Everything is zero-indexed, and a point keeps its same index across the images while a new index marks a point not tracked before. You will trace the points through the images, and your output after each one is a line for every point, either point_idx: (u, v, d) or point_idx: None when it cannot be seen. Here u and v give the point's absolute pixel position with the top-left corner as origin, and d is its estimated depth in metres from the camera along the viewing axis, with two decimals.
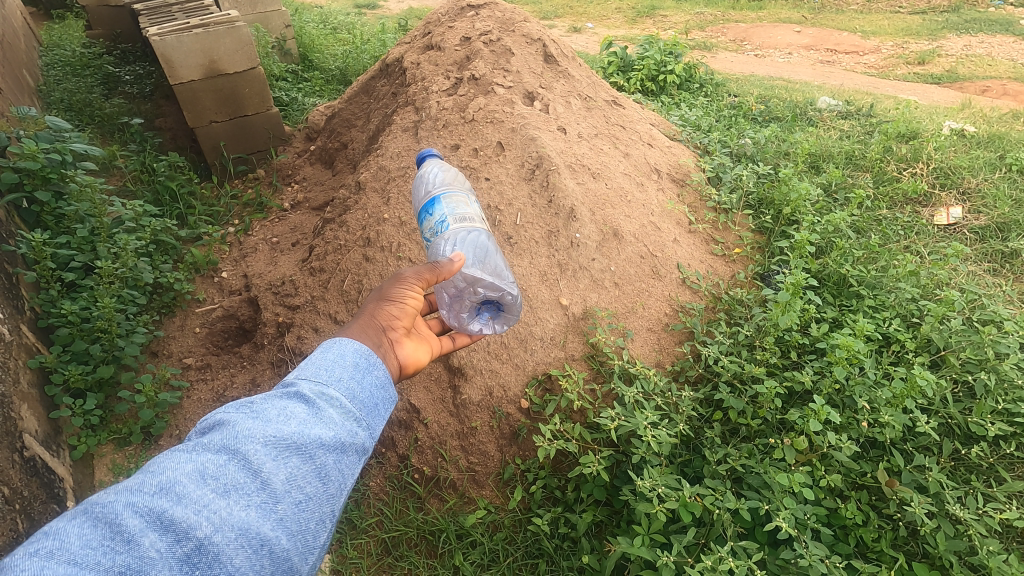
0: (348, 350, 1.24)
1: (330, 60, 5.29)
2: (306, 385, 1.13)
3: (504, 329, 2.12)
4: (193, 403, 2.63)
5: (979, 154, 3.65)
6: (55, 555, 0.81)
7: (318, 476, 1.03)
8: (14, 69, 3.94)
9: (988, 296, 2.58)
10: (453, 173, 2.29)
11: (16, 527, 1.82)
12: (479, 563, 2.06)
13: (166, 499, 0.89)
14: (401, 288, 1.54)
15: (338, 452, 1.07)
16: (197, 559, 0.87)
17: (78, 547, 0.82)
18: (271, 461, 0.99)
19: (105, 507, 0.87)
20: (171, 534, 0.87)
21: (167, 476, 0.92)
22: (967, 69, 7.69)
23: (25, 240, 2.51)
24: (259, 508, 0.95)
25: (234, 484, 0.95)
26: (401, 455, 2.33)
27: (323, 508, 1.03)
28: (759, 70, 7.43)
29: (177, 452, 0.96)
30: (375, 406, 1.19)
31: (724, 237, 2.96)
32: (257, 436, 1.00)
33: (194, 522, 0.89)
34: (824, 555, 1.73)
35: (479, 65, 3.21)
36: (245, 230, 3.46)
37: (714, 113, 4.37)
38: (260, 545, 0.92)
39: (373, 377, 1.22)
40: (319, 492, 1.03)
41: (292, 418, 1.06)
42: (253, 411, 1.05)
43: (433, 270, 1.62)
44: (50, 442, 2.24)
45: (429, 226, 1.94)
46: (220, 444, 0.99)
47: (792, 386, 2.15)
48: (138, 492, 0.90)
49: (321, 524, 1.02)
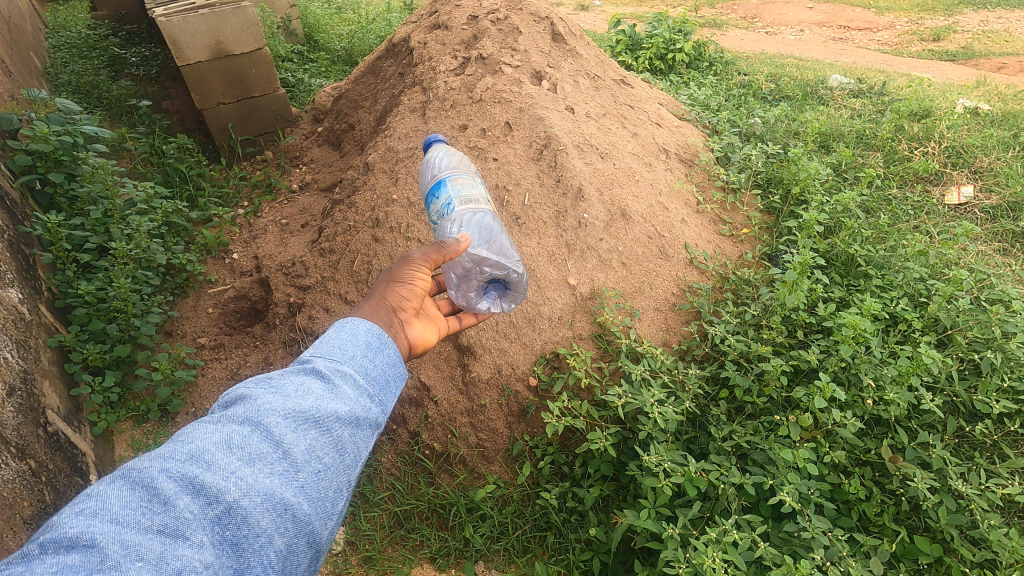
0: (361, 329, 1.27)
1: (336, 40, 5.26)
2: (322, 362, 1.16)
3: (510, 307, 2.19)
4: (208, 381, 2.70)
5: (993, 132, 3.60)
6: (98, 515, 0.84)
7: (335, 448, 1.07)
8: (22, 50, 3.94)
9: (997, 275, 2.57)
10: (459, 156, 2.29)
11: (44, 498, 1.88)
12: (489, 535, 2.14)
13: (197, 466, 0.93)
14: (410, 270, 1.57)
15: (353, 425, 1.11)
16: (227, 521, 0.91)
17: (118, 507, 0.86)
18: (292, 433, 1.03)
19: (141, 471, 0.91)
20: (203, 497, 0.91)
21: (196, 445, 0.96)
22: (983, 45, 7.53)
23: (40, 222, 2.55)
24: (282, 476, 0.99)
25: (258, 453, 0.98)
26: (411, 432, 2.38)
27: (340, 478, 1.07)
28: (770, 48, 7.30)
29: (204, 423, 1.00)
30: (387, 384, 1.23)
31: (732, 217, 2.96)
32: (278, 409, 1.04)
33: (223, 487, 0.93)
34: (827, 528, 1.77)
35: (487, 44, 3.19)
36: (255, 212, 3.49)
37: (724, 93, 4.33)
38: (284, 510, 0.96)
39: (385, 356, 1.25)
40: (336, 463, 1.06)
41: (310, 393, 1.09)
42: (272, 386, 1.09)
43: (440, 251, 1.64)
44: (72, 418, 2.31)
45: (436, 209, 1.95)
46: (243, 416, 1.02)
47: (798, 363, 2.17)
48: (170, 459, 0.93)
49: (338, 492, 1.06)
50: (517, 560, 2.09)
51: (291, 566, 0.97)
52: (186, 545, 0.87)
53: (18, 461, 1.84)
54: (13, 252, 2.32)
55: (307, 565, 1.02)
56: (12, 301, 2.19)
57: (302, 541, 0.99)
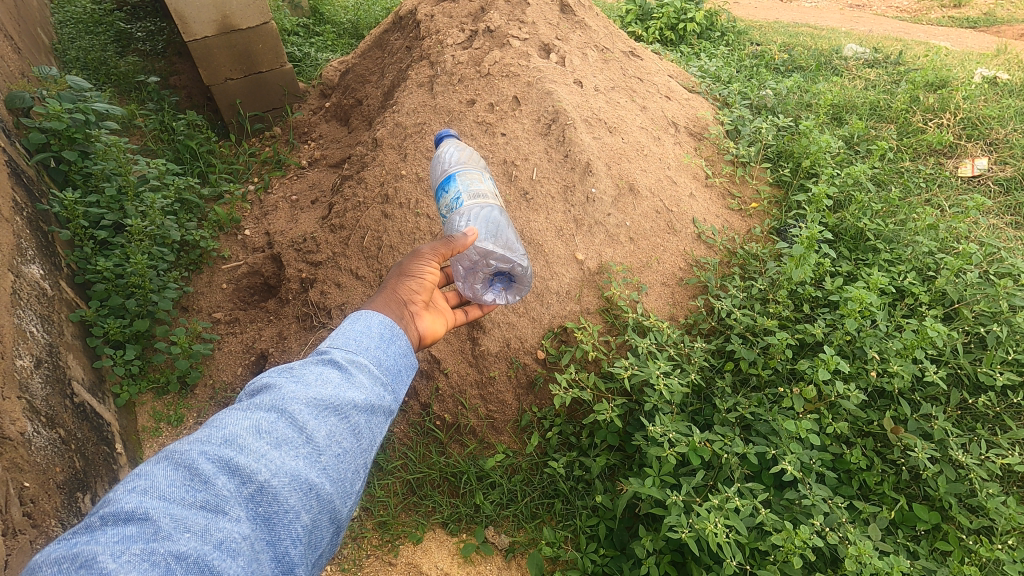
0: (374, 322, 1.32)
1: (342, 12, 5.20)
2: (339, 353, 1.21)
3: (517, 299, 2.20)
4: (225, 354, 2.79)
5: (1011, 103, 3.53)
6: (148, 492, 0.91)
7: (353, 432, 1.12)
8: (31, 25, 3.91)
9: (1008, 250, 2.56)
10: (470, 153, 2.30)
11: (74, 465, 1.97)
12: (499, 502, 2.22)
13: (231, 449, 0.99)
14: (419, 264, 1.61)
15: (369, 412, 1.16)
16: (259, 499, 0.96)
17: (165, 485, 0.92)
18: (314, 419, 1.08)
19: (182, 453, 0.96)
20: (238, 477, 0.96)
21: (230, 430, 1.01)
22: (1007, 10, 7.28)
23: (57, 200, 2.59)
24: (306, 458, 1.04)
25: (285, 438, 1.04)
26: (423, 404, 2.43)
27: (358, 461, 1.12)
28: (784, 16, 7.13)
29: (234, 411, 1.05)
30: (398, 373, 1.28)
31: (742, 191, 2.94)
32: (301, 397, 1.09)
33: (255, 468, 0.98)
34: (828, 496, 1.82)
35: (495, 17, 3.16)
36: (265, 188, 3.52)
37: (736, 64, 4.27)
38: (309, 489, 1.01)
39: (396, 347, 1.30)
40: (354, 447, 1.11)
41: (328, 382, 1.14)
42: (294, 375, 1.14)
43: (448, 245, 1.69)
44: (96, 389, 2.39)
45: (445, 203, 1.99)
46: (269, 404, 1.07)
47: (804, 337, 2.19)
48: (207, 443, 0.99)
49: (356, 473, 1.12)
50: (525, 525, 2.17)
51: (316, 541, 1.03)
52: (225, 519, 0.92)
53: (48, 430, 1.93)
54: (33, 230, 2.37)
55: (329, 539, 1.07)
56: (34, 278, 2.25)
57: (325, 517, 1.04)
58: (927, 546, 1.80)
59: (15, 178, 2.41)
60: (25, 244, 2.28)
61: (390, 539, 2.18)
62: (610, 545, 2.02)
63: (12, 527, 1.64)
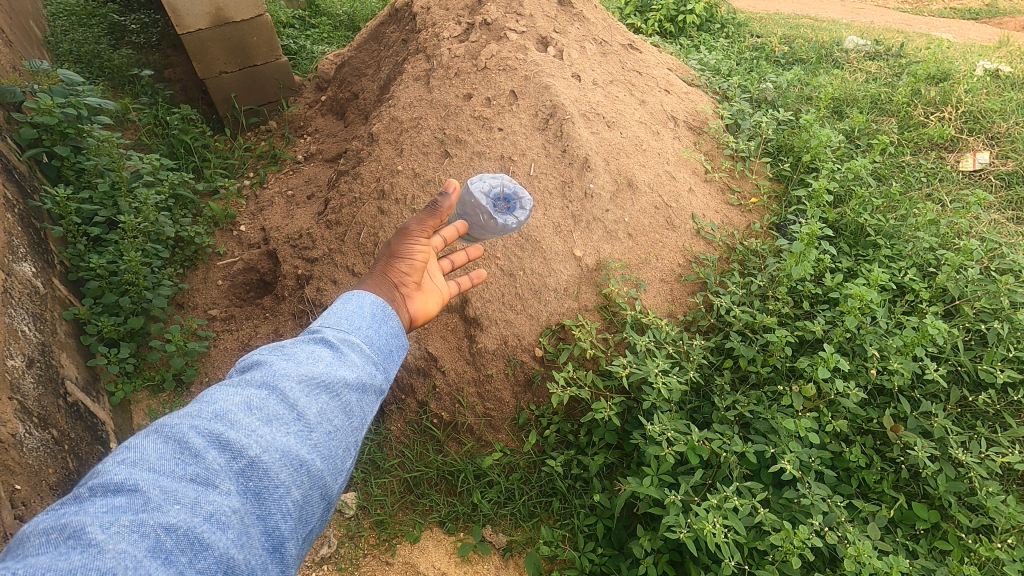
0: (366, 302, 1.30)
1: (338, 4, 5.14)
2: (331, 332, 1.19)
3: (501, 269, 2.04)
4: (220, 351, 2.77)
5: (1013, 96, 3.50)
6: (137, 464, 0.89)
7: (345, 411, 1.10)
8: (23, 18, 3.87)
9: (1009, 245, 2.54)
10: None
11: (67, 465, 1.96)
12: (496, 500, 2.21)
13: (222, 424, 0.97)
14: (407, 243, 1.53)
15: (361, 391, 1.14)
16: (249, 473, 0.94)
17: (154, 458, 0.90)
18: (305, 396, 1.05)
19: (172, 427, 0.94)
20: (228, 452, 0.94)
21: (220, 405, 0.99)
22: (1010, 3, 7.23)
23: (49, 196, 2.55)
24: (297, 434, 1.01)
25: (276, 414, 1.01)
26: (420, 401, 2.41)
27: (348, 439, 1.10)
28: (785, 8, 7.08)
29: (224, 387, 1.03)
30: (390, 353, 1.26)
31: (741, 186, 2.92)
32: (292, 374, 1.07)
33: (245, 443, 0.96)
34: (827, 494, 1.81)
35: (491, 9, 3.12)
36: (260, 183, 3.49)
37: (735, 56, 4.23)
38: (300, 465, 0.99)
39: (388, 328, 1.28)
40: (346, 425, 1.09)
41: (320, 360, 1.12)
42: (285, 352, 1.12)
43: (435, 215, 1.57)
44: (90, 388, 2.38)
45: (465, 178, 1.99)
46: (260, 381, 1.05)
47: (803, 334, 2.18)
48: (197, 417, 0.97)
49: (347, 451, 1.10)
50: (523, 524, 2.17)
51: (307, 516, 1.00)
52: (215, 493, 0.90)
53: (41, 430, 1.91)
54: (25, 227, 2.35)
55: (320, 516, 1.05)
56: (26, 275, 2.22)
57: (316, 494, 1.02)
58: (926, 544, 1.80)
59: (6, 174, 2.39)
60: (17, 242, 2.25)
61: (387, 538, 2.17)
62: (608, 544, 2.01)
63: (3, 531, 1.61)
